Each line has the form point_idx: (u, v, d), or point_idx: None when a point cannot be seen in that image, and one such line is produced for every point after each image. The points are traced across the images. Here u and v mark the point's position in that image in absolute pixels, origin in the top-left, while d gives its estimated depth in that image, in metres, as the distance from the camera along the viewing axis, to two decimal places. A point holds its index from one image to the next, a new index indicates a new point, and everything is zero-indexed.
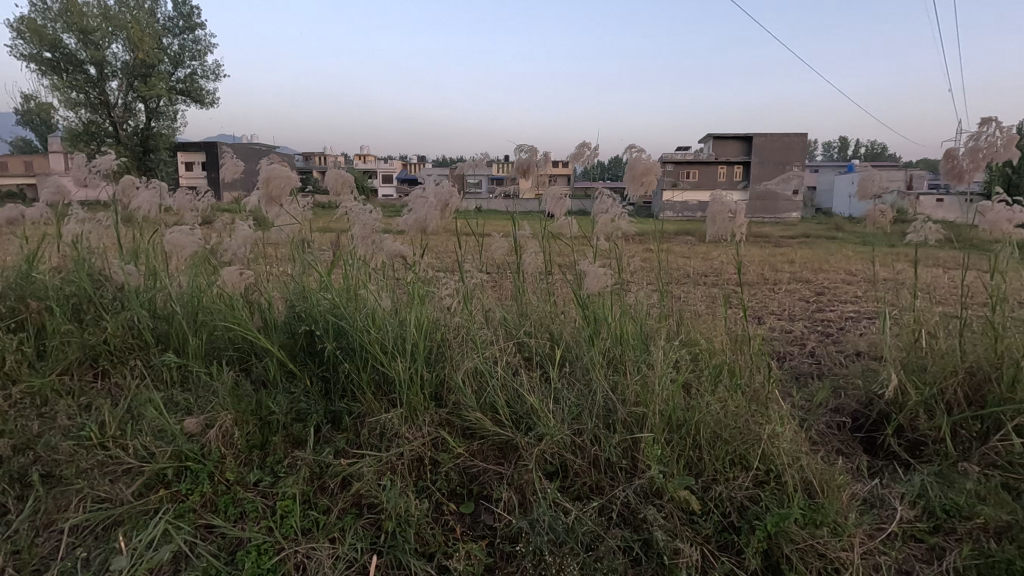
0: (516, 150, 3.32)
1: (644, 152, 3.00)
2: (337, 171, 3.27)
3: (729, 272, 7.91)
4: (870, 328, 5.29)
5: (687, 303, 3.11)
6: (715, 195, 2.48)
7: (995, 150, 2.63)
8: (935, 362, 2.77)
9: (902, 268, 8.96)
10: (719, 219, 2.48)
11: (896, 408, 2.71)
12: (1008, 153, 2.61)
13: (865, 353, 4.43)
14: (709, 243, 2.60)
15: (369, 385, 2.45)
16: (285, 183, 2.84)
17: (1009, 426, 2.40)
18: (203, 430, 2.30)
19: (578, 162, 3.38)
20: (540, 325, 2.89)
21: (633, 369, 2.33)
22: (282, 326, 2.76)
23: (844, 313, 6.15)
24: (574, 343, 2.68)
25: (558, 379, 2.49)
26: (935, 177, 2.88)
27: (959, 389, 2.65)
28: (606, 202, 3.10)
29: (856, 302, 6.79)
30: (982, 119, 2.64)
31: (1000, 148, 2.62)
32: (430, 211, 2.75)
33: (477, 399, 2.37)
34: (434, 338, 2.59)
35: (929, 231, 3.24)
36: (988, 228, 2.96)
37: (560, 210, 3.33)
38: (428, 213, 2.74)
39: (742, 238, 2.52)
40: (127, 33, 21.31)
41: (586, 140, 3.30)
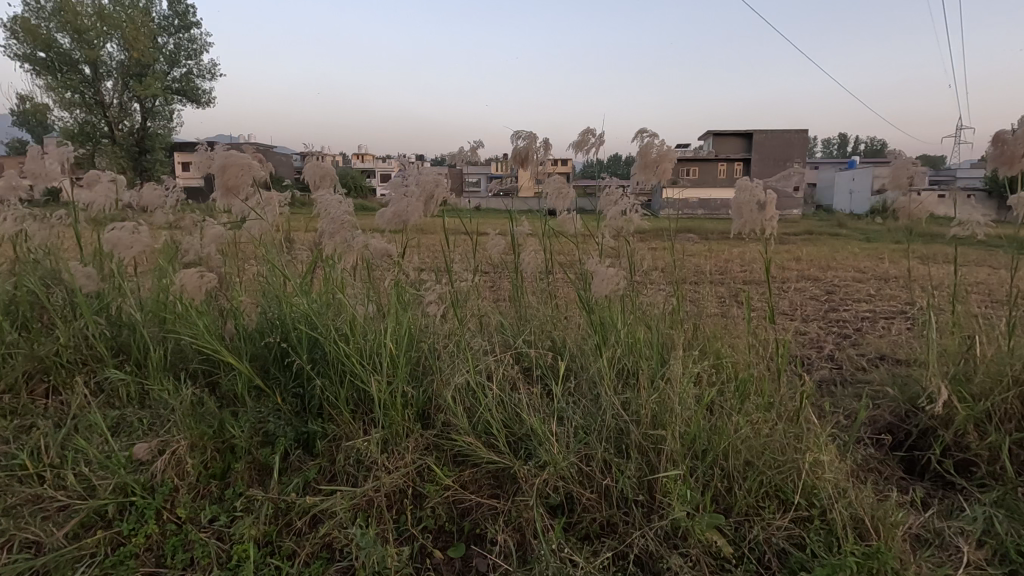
0: (514, 136, 3.01)
1: (657, 138, 2.70)
2: (315, 163, 3.01)
3: (736, 270, 7.63)
4: (890, 329, 5.01)
5: (704, 304, 2.82)
6: (742, 183, 2.17)
7: None
8: (985, 371, 2.48)
9: (913, 267, 8.69)
10: (745, 210, 2.18)
11: (940, 423, 2.42)
12: None
13: (888, 357, 4.14)
14: (734, 238, 2.30)
15: (347, 403, 2.15)
16: (247, 176, 2.55)
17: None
18: (154, 457, 2.01)
19: (581, 151, 3.08)
20: (541, 331, 2.59)
21: (648, 385, 2.04)
22: (252, 336, 2.47)
23: (859, 313, 5.88)
24: (579, 352, 2.39)
25: (562, 395, 2.20)
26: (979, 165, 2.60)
27: (1012, 402, 2.35)
28: (614, 195, 2.79)
29: (869, 301, 6.51)
30: None
31: None
32: (416, 206, 2.46)
33: (469, 420, 2.08)
34: (422, 349, 2.30)
35: (974, 225, 2.93)
36: None
37: (563, 204, 3.02)
38: (413, 207, 2.45)
39: (772, 232, 2.22)
40: (123, 33, 21.02)
41: (591, 127, 3.00)
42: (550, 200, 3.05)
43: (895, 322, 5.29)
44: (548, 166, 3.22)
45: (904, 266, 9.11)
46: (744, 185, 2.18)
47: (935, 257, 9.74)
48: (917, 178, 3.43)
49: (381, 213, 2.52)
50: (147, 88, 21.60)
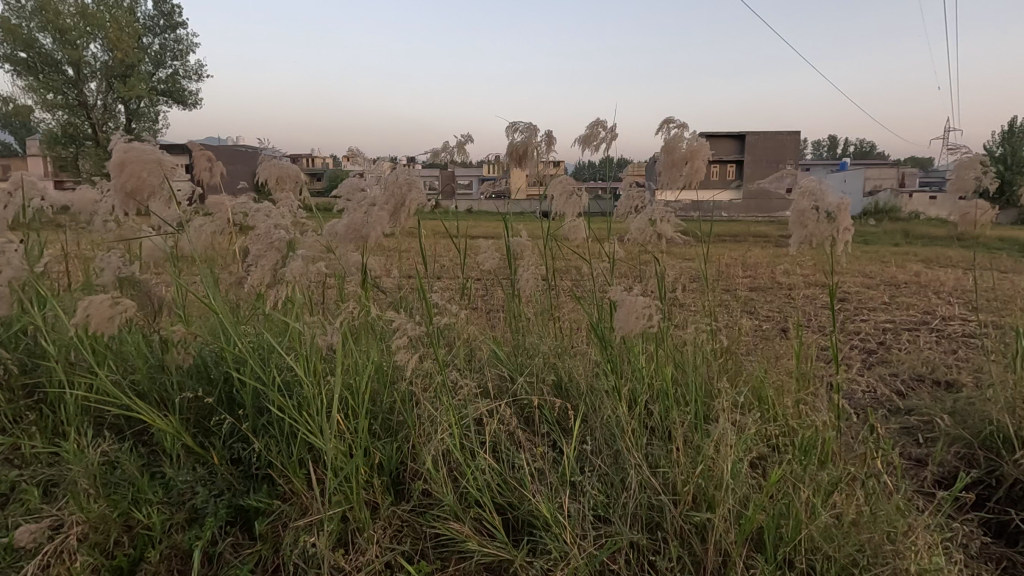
0: (509, 129, 2.55)
1: (686, 131, 2.32)
2: (273, 163, 2.56)
3: (742, 274, 7.22)
4: (917, 342, 4.62)
5: (737, 329, 2.38)
6: (804, 186, 1.88)
7: None
8: None
9: (923, 272, 8.33)
10: (808, 220, 1.88)
11: None
12: None
13: (924, 377, 3.72)
14: (790, 254, 1.99)
15: (299, 468, 1.69)
16: (154, 175, 2.10)
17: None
18: (40, 546, 1.53)
19: (588, 147, 2.63)
20: (545, 364, 2.13)
21: (684, 445, 1.60)
22: (187, 376, 2.00)
23: (879, 323, 5.48)
24: (594, 395, 1.94)
25: (572, 454, 1.75)
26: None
27: None
28: (635, 199, 2.37)
29: (887, 310, 6.12)
30: None
31: None
32: (384, 214, 1.99)
33: (455, 490, 1.64)
34: (397, 394, 1.84)
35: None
36: None
37: (572, 209, 2.53)
38: (382, 217, 2.00)
39: (842, 247, 1.90)
40: (107, 33, 20.44)
41: (601, 118, 2.55)
42: (557, 206, 2.55)
43: (921, 335, 4.90)
44: (550, 166, 2.77)
45: (914, 270, 8.73)
46: (804, 189, 1.90)
47: (943, 262, 9.41)
48: (985, 176, 2.89)
49: (340, 224, 2.04)
50: (131, 89, 21.00)
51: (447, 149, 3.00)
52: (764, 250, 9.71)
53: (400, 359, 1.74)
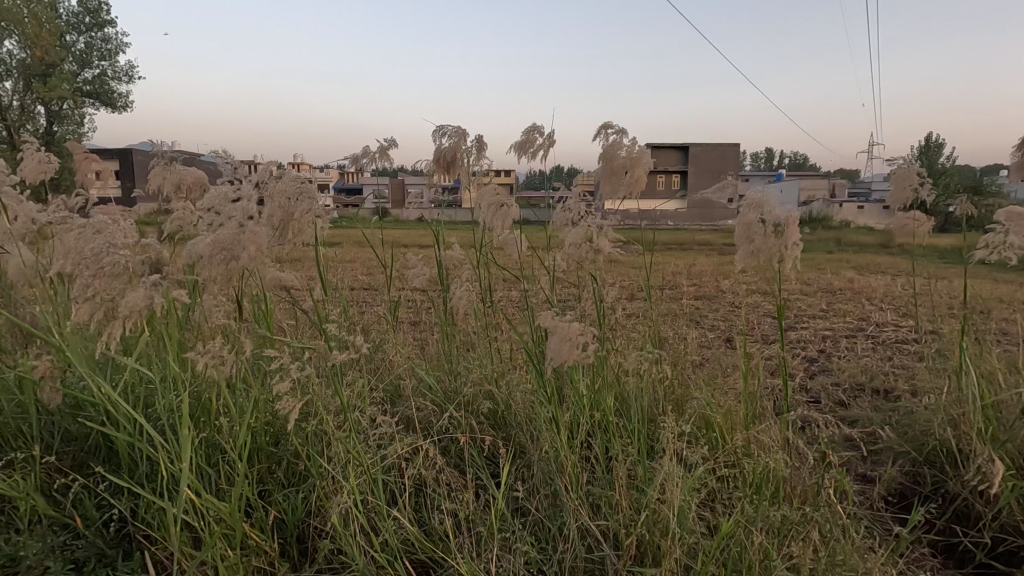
0: (436, 133, 2.36)
1: (626, 138, 2.19)
2: (168, 168, 2.26)
3: (687, 283, 7.26)
4: (855, 349, 4.70)
5: (682, 347, 2.25)
6: (751, 197, 1.78)
7: None
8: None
9: (856, 280, 8.66)
10: (754, 233, 1.79)
11: (974, 497, 1.95)
12: None
13: (864, 386, 3.74)
14: (737, 270, 1.88)
15: (179, 531, 1.42)
16: None
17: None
18: None
19: (524, 154, 2.47)
20: (478, 392, 1.93)
21: (626, 486, 1.43)
22: (51, 419, 1.67)
23: (819, 330, 5.58)
24: (531, 427, 1.75)
25: (505, 497, 1.55)
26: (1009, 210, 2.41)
27: None
28: (572, 210, 2.22)
29: (825, 317, 6.26)
30: None
31: None
32: (266, 230, 1.67)
33: (367, 550, 1.40)
34: (304, 435, 1.59)
35: (1001, 247, 2.38)
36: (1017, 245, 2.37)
37: (501, 222, 2.33)
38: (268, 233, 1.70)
39: (791, 263, 1.81)
40: (24, 29, 18.99)
41: (537, 123, 2.40)
42: (486, 218, 2.35)
43: (857, 342, 4.99)
44: (483, 174, 2.58)
45: (847, 277, 9.07)
46: (751, 201, 1.80)
47: (874, 269, 9.83)
48: (921, 189, 2.92)
49: (202, 242, 1.60)
50: (51, 89, 19.53)
51: (366, 154, 2.75)
52: (708, 258, 9.89)
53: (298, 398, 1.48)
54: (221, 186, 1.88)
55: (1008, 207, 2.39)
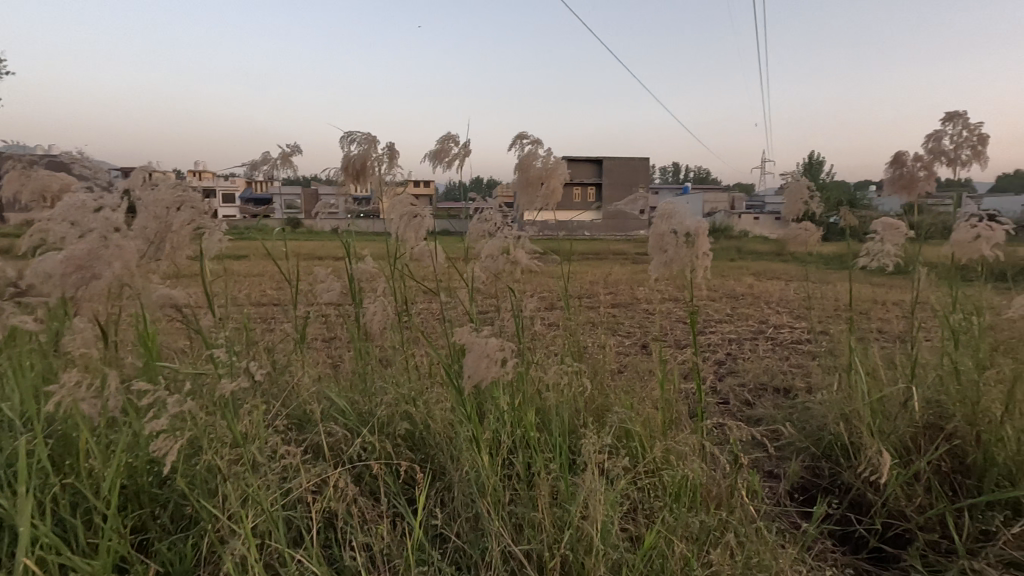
0: (345, 139, 2.25)
1: (542, 148, 2.19)
2: (26, 172, 1.97)
3: (604, 292, 7.47)
4: (758, 351, 5.02)
5: (601, 357, 2.27)
6: (664, 207, 1.83)
7: (957, 158, 2.50)
8: (907, 420, 2.20)
9: (756, 285, 9.32)
10: (668, 243, 1.83)
11: (866, 487, 2.11)
12: (968, 163, 2.49)
13: (767, 385, 3.98)
14: (652, 280, 1.92)
15: None
16: None
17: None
18: None
19: (439, 164, 2.40)
20: (394, 413, 1.83)
21: (548, 505, 1.39)
22: None
23: (725, 334, 5.91)
24: (450, 447, 1.67)
25: (423, 525, 1.46)
26: (887, 221, 2.65)
27: (938, 460, 2.10)
28: (489, 220, 2.18)
29: (730, 321, 6.66)
30: (950, 114, 2.48)
31: (964, 158, 2.49)
32: (132, 245, 1.47)
33: None
34: (193, 475, 1.42)
35: (880, 254, 2.61)
36: (893, 252, 2.60)
37: (414, 233, 2.24)
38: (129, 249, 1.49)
39: (701, 273, 1.87)
40: None
41: (451, 132, 2.35)
42: (397, 229, 2.25)
43: (759, 344, 5.34)
44: (396, 183, 2.49)
45: (748, 283, 9.74)
46: (663, 212, 1.85)
47: (770, 275, 10.63)
48: (812, 201, 3.15)
49: (54, 260, 1.39)
50: None
51: (267, 160, 2.56)
52: (623, 267, 10.25)
53: (176, 435, 1.29)
54: (80, 193, 1.64)
55: (882, 219, 2.64)
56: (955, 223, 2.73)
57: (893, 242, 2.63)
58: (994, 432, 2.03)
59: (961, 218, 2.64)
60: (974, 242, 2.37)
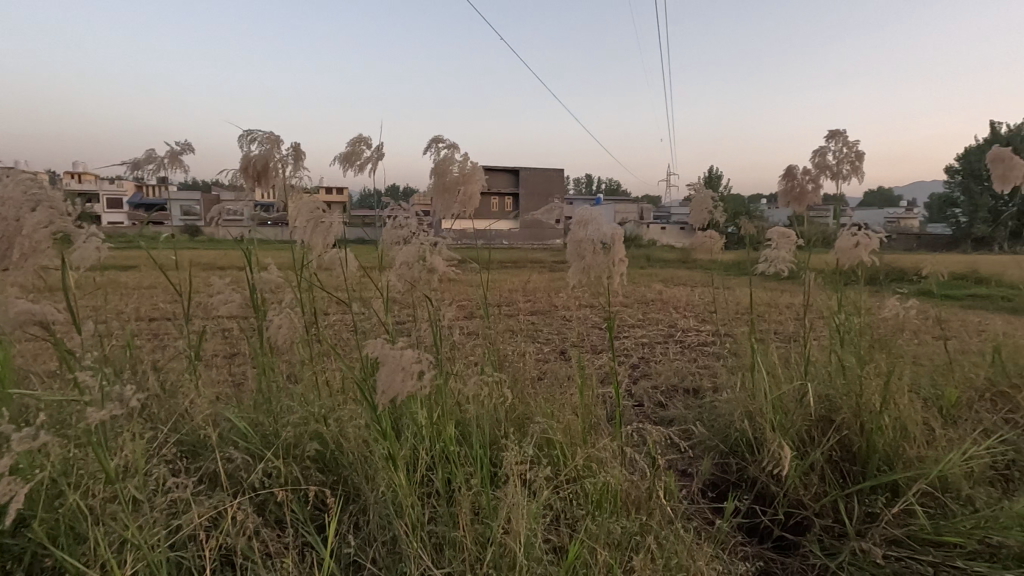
0: (243, 137, 2.08)
1: (458, 153, 2.15)
2: None
3: (522, 300, 7.53)
4: (668, 353, 5.25)
5: (521, 366, 2.25)
6: (582, 214, 1.84)
7: (839, 172, 2.74)
8: (802, 414, 2.37)
9: (665, 291, 9.80)
10: (586, 249, 1.85)
11: (769, 479, 2.23)
12: (848, 176, 2.74)
13: (677, 387, 4.16)
14: (571, 286, 1.93)
15: None
16: None
17: (908, 493, 2.03)
18: None
19: (349, 167, 2.29)
20: (302, 433, 1.70)
21: (469, 523, 1.33)
22: None
23: (638, 338, 6.14)
24: (364, 468, 1.57)
25: (335, 554, 1.36)
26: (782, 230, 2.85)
27: (829, 450, 2.27)
28: (404, 227, 2.10)
29: (642, 326, 6.94)
30: (832, 131, 2.72)
31: (844, 172, 2.74)
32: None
33: None
34: (54, 519, 1.22)
35: (775, 261, 2.81)
36: (787, 258, 2.81)
37: (322, 240, 2.10)
38: None
39: (618, 279, 1.90)
40: None
41: (362, 135, 2.25)
42: (303, 235, 2.10)
43: (669, 347, 5.59)
44: (302, 188, 2.34)
45: (657, 289, 10.22)
46: (581, 219, 1.86)
47: (678, 282, 11.24)
48: (715, 211, 3.34)
49: None
50: None
51: (152, 160, 2.32)
52: (540, 276, 10.40)
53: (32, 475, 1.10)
54: None
55: (776, 228, 2.85)
56: (837, 232, 2.99)
57: (786, 249, 2.84)
58: (875, 422, 2.22)
59: (842, 227, 2.90)
60: (854, 248, 2.60)
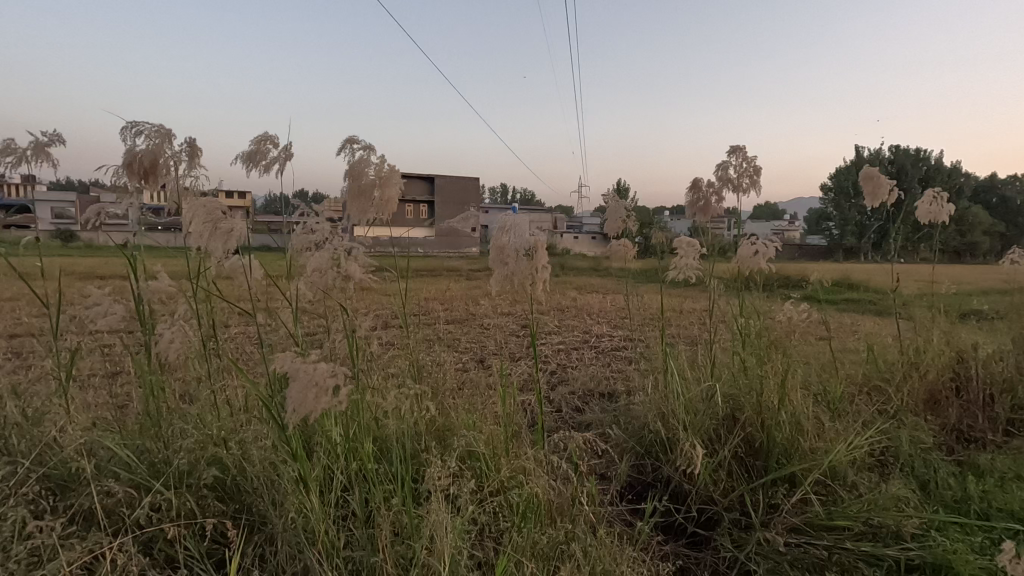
0: (127, 129, 1.86)
1: (374, 155, 2.06)
2: None
3: (439, 309, 7.41)
4: (583, 359, 5.37)
5: (441, 376, 2.18)
6: (505, 220, 1.83)
7: (739, 185, 2.94)
8: (711, 414, 2.49)
9: (579, 299, 10.07)
10: (509, 256, 1.83)
11: (682, 478, 2.32)
12: (748, 189, 2.95)
13: (593, 391, 4.26)
14: (493, 293, 1.90)
15: None
16: None
17: (804, 483, 2.20)
18: None
19: (253, 167, 2.12)
20: (198, 459, 1.53)
21: (390, 546, 1.26)
22: None
23: (555, 345, 6.24)
24: (272, 493, 1.44)
25: None
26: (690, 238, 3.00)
27: (735, 446, 2.41)
28: (316, 231, 1.97)
29: (558, 332, 7.06)
30: (733, 147, 2.91)
31: (744, 185, 2.94)
32: None
33: None
34: None
35: (684, 268, 2.95)
36: (694, 266, 2.96)
37: (222, 245, 1.92)
38: None
39: (540, 286, 1.90)
40: None
41: (268, 132, 2.10)
42: (199, 240, 1.90)
43: (584, 352, 5.73)
44: (197, 190, 2.14)
45: (571, 296, 10.47)
46: (503, 225, 1.85)
47: (590, 289, 11.60)
48: (628, 220, 3.46)
49: None
50: None
51: (12, 152, 2.02)
52: (456, 284, 10.27)
53: None
54: None
55: (684, 237, 2.99)
56: (737, 242, 3.20)
57: (693, 257, 2.99)
58: (774, 418, 2.39)
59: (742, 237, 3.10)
60: (754, 257, 2.79)
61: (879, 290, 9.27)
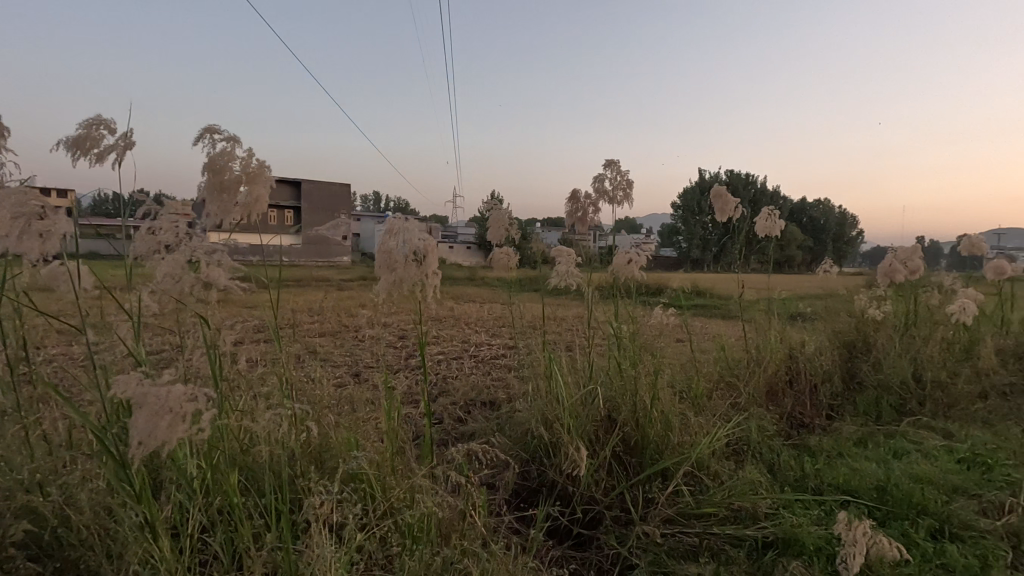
0: None
1: (238, 148, 1.84)
2: None
3: (308, 321, 6.92)
4: (463, 369, 5.34)
5: (316, 393, 2.00)
6: (392, 223, 1.74)
7: (614, 198, 3.11)
8: (592, 416, 2.58)
9: (456, 308, 10.03)
10: (396, 260, 1.74)
11: (568, 480, 2.36)
12: (621, 202, 3.12)
13: (475, 400, 4.24)
14: (379, 300, 1.80)
15: None
16: None
17: (675, 475, 2.36)
18: None
19: (82, 156, 1.79)
20: (2, 512, 1.23)
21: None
22: None
23: (434, 355, 6.13)
24: (108, 544, 1.20)
25: None
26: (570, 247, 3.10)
27: (614, 445, 2.52)
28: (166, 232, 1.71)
29: (436, 342, 6.95)
30: (608, 161, 3.08)
31: (618, 198, 3.12)
32: None
33: None
34: None
35: (565, 275, 3.04)
36: (574, 273, 3.06)
37: (36, 245, 1.58)
38: None
39: (430, 292, 1.83)
40: None
41: (103, 117, 1.80)
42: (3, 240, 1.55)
43: (464, 362, 5.70)
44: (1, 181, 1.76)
45: (449, 306, 10.40)
46: (391, 229, 1.76)
47: (467, 299, 11.63)
48: (511, 228, 3.50)
49: None
50: None
51: None
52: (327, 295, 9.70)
53: None
54: None
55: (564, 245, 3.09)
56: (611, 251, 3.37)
57: (572, 266, 3.10)
58: (648, 416, 2.54)
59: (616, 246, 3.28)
60: (628, 265, 2.96)
61: (722, 297, 10.44)
